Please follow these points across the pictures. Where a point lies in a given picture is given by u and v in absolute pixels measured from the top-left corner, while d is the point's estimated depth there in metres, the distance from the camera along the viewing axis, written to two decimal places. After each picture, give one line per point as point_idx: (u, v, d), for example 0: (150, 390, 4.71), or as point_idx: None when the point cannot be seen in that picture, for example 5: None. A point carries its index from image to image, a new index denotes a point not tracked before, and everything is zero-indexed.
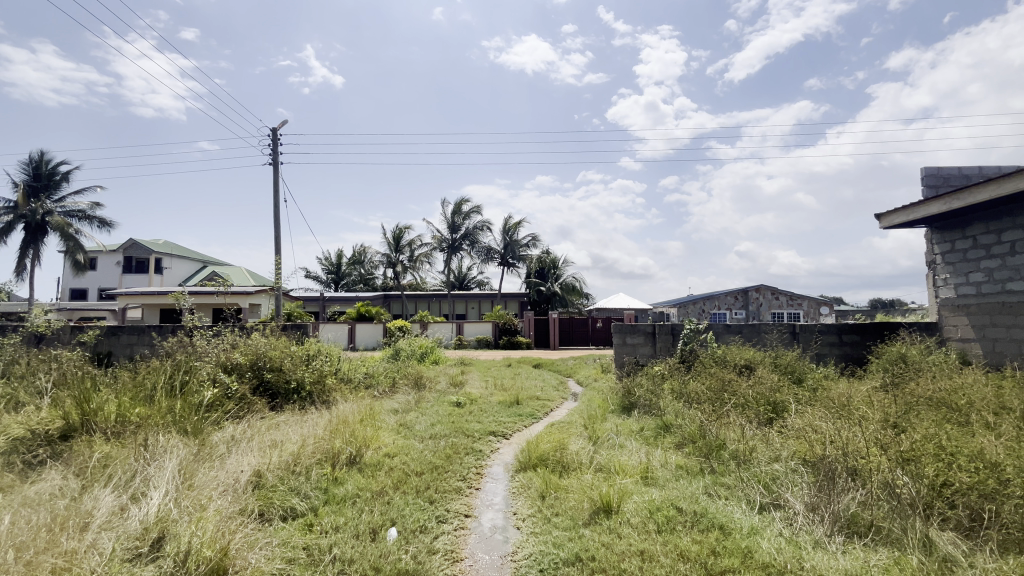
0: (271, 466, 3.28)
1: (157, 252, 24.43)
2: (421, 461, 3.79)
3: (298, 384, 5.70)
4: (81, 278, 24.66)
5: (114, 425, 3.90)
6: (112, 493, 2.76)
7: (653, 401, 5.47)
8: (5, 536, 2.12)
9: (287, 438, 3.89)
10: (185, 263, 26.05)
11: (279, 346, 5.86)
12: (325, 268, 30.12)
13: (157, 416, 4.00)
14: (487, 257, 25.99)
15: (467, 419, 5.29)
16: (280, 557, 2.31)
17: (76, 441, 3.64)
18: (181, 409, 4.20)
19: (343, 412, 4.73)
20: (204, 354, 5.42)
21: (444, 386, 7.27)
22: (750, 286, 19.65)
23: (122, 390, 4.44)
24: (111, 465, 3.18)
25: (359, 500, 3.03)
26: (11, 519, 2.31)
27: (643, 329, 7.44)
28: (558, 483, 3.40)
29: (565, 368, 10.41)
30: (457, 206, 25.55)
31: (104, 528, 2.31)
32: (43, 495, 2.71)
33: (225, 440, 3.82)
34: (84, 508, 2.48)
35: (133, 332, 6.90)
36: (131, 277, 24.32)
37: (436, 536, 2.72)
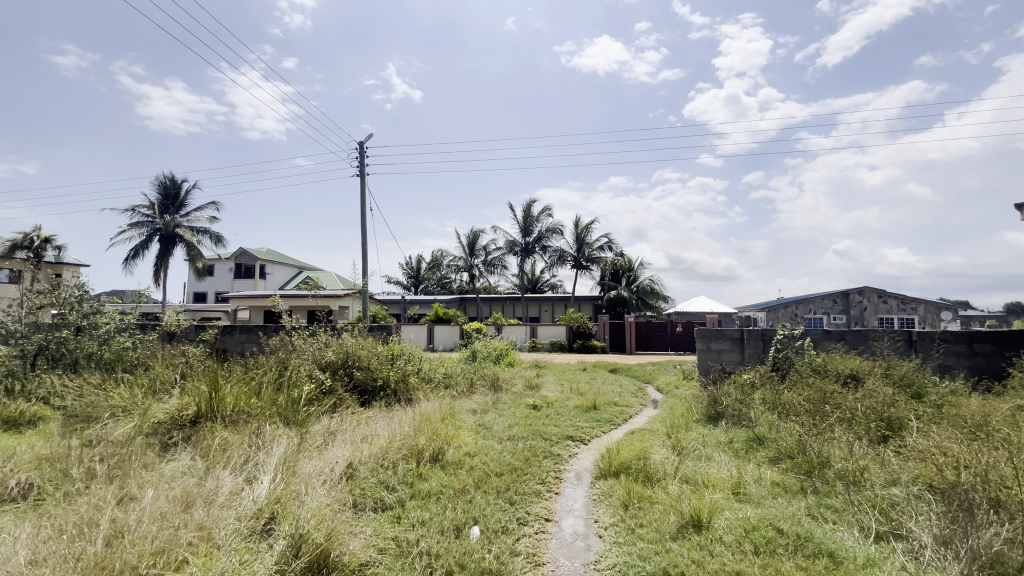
0: (363, 459, 3.49)
1: (262, 259, 27.16)
2: (501, 462, 3.85)
3: (384, 382, 6.02)
4: (200, 284, 27.95)
5: (232, 414, 4.37)
6: (231, 475, 3.08)
7: (743, 411, 5.09)
8: (150, 507, 2.43)
9: (376, 433, 4.11)
10: (285, 270, 28.68)
11: (367, 346, 6.22)
12: (405, 272, 31.69)
13: (267, 410, 4.43)
14: (561, 260, 25.97)
15: (544, 422, 5.26)
16: (373, 546, 2.43)
17: (201, 428, 4.11)
18: (285, 404, 4.61)
19: (426, 410, 4.92)
20: (303, 353, 5.90)
21: (520, 388, 7.32)
22: (852, 287, 17.77)
23: (236, 383, 4.95)
24: (230, 449, 3.56)
25: (443, 496, 3.14)
26: (154, 493, 2.65)
27: (729, 334, 6.99)
28: (642, 492, 3.28)
29: (643, 373, 10.06)
30: (530, 209, 25.71)
31: (226, 505, 2.58)
32: (177, 473, 3.08)
33: (323, 432, 4.13)
34: (210, 487, 2.78)
35: (244, 331, 7.68)
36: (241, 282, 27.24)
37: (518, 538, 2.74)
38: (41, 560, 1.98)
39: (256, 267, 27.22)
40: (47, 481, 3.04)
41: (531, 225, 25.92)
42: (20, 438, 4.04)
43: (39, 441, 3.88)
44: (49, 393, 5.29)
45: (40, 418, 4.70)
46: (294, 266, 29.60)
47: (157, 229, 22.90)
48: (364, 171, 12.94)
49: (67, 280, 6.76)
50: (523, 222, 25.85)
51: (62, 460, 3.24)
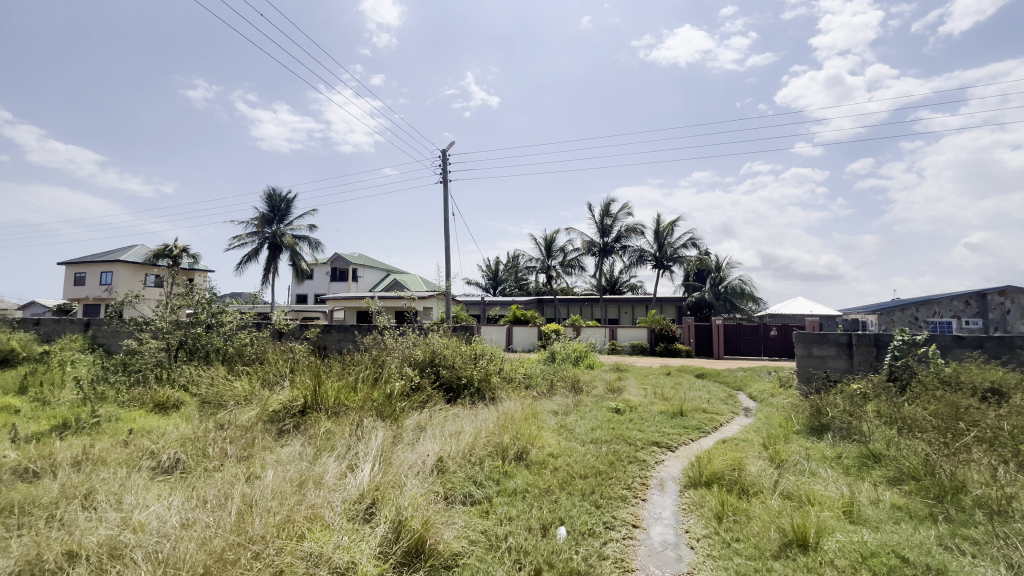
0: (452, 454, 3.65)
1: (354, 263, 29.29)
2: (585, 464, 3.82)
3: (468, 380, 6.24)
4: (302, 286, 30.73)
5: (334, 406, 4.77)
6: (336, 462, 3.36)
7: (853, 424, 4.61)
8: (273, 485, 2.74)
9: (463, 429, 4.27)
10: (374, 273, 30.69)
11: (451, 346, 6.48)
12: (484, 274, 32.51)
13: (365, 404, 4.78)
14: (641, 260, 25.20)
15: (628, 427, 5.14)
16: (465, 537, 2.54)
17: (309, 418, 4.54)
18: (380, 399, 4.94)
19: (509, 409, 5.03)
20: (395, 350, 6.28)
21: (601, 391, 7.21)
22: (990, 287, 15.24)
23: (337, 377, 5.40)
24: (335, 438, 3.89)
25: (529, 494, 3.19)
26: (275, 473, 2.97)
27: (835, 340, 6.35)
28: (738, 505, 3.09)
29: (733, 379, 9.46)
30: (608, 209, 25.22)
31: (334, 488, 2.82)
32: (292, 457, 3.43)
33: (414, 426, 4.37)
34: (319, 471, 3.06)
35: (342, 330, 8.33)
36: (336, 285, 29.57)
37: (605, 542, 2.71)
38: (190, 523, 2.29)
39: (349, 270, 29.41)
40: (189, 457, 3.51)
41: (610, 225, 25.40)
42: (168, 418, 4.72)
43: (183, 423, 4.50)
44: (187, 381, 6.12)
45: (181, 402, 5.45)
46: (382, 269, 31.56)
47: (266, 238, 25.53)
48: (447, 178, 13.48)
49: (199, 284, 7.77)
50: (601, 222, 25.42)
51: (200, 439, 3.73)
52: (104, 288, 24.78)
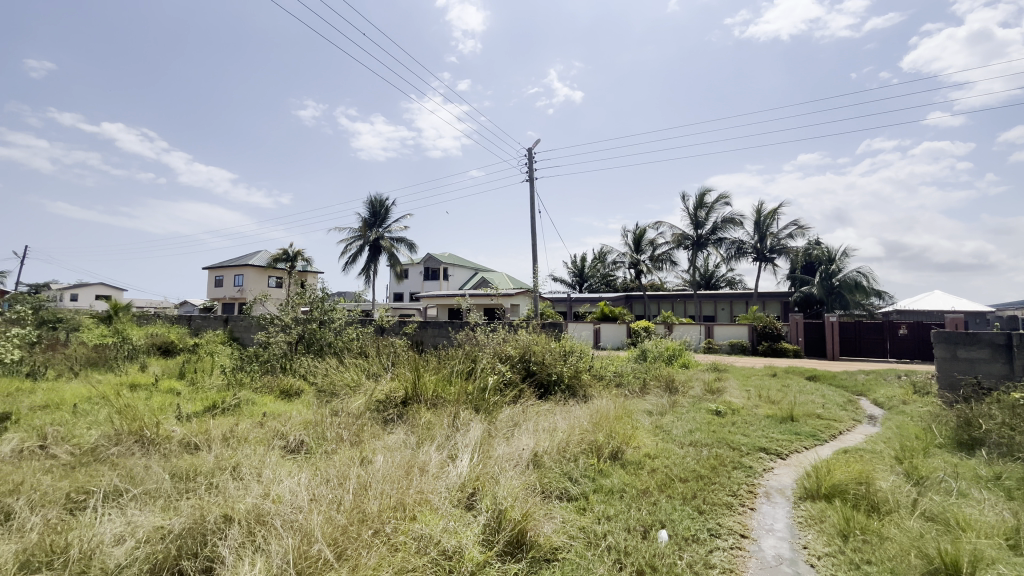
0: (547, 449, 3.68)
1: (445, 263, 30.66)
2: (685, 468, 3.65)
3: (558, 377, 6.25)
4: (399, 285, 32.82)
5: (433, 398, 5.03)
6: (437, 450, 3.54)
7: (1015, 441, 3.90)
8: (385, 469, 2.94)
9: (556, 426, 4.29)
10: (463, 271, 31.88)
11: (542, 342, 6.53)
12: (570, 271, 32.32)
13: (461, 397, 4.99)
14: (739, 252, 23.46)
15: (730, 431, 4.82)
16: (565, 533, 2.55)
17: (411, 408, 4.83)
18: (475, 393, 5.12)
19: (602, 407, 4.95)
20: (487, 346, 6.47)
21: (699, 392, 6.82)
22: None
23: (434, 371, 5.69)
24: (435, 428, 4.11)
25: (626, 494, 3.12)
26: (385, 458, 3.21)
27: (988, 340, 5.42)
28: (866, 524, 2.76)
29: (854, 383, 8.44)
30: (701, 199, 23.80)
31: (436, 475, 2.97)
32: (397, 444, 3.67)
33: (508, 421, 4.47)
34: (423, 459, 3.25)
35: (437, 326, 8.76)
36: (429, 283, 31.16)
37: (711, 550, 2.57)
38: (317, 498, 2.54)
39: (440, 269, 30.83)
40: (311, 439, 3.91)
41: (704, 216, 23.96)
42: (292, 404, 5.30)
43: (304, 409, 5.03)
44: (306, 371, 6.83)
45: (302, 390, 6.09)
46: (470, 268, 32.68)
47: (367, 241, 27.59)
48: (533, 176, 13.59)
49: (314, 284, 8.61)
50: (694, 213, 24.06)
51: (320, 424, 4.14)
52: (237, 289, 28.44)
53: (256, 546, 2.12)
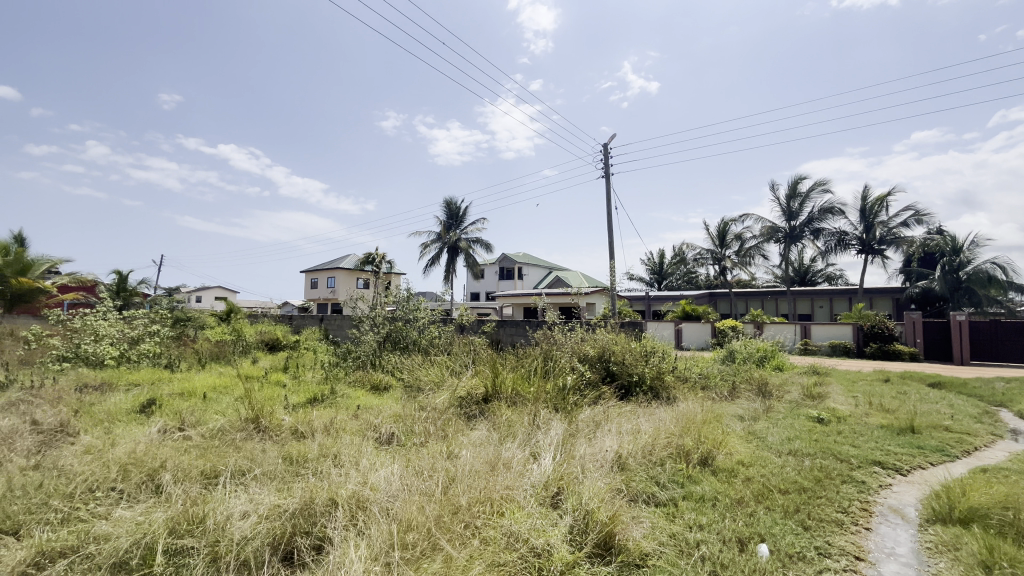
0: (631, 451, 3.58)
1: (520, 262, 31.01)
2: (785, 478, 3.38)
3: (639, 378, 6.06)
4: (475, 285, 33.69)
5: (513, 396, 5.09)
6: (519, 448, 3.58)
7: None
8: (471, 464, 3.02)
9: (640, 428, 4.17)
10: (537, 271, 32.05)
11: (621, 342, 6.37)
12: (648, 268, 31.24)
13: (540, 396, 5.01)
14: (841, 244, 21.29)
15: (836, 441, 4.38)
16: (654, 538, 2.46)
17: (492, 405, 4.92)
18: (554, 392, 5.12)
19: (688, 410, 4.72)
20: (565, 345, 6.44)
21: (797, 397, 6.28)
22: None
23: (514, 369, 5.77)
24: (516, 426, 4.16)
25: (718, 503, 2.94)
26: (470, 453, 3.30)
27: None
28: (1016, 555, 2.38)
29: (991, 392, 7.31)
30: (794, 188, 21.91)
31: (521, 472, 3.00)
32: (480, 440, 3.75)
33: (589, 421, 4.41)
34: (507, 455, 3.29)
35: (514, 325, 8.87)
36: (504, 283, 31.69)
37: (820, 571, 2.34)
38: (410, 488, 2.67)
39: (515, 269, 31.21)
40: (400, 432, 4.12)
41: (798, 206, 22.03)
42: (382, 398, 5.62)
43: (393, 403, 5.32)
44: (393, 367, 7.22)
45: (390, 385, 6.46)
46: (545, 267, 32.75)
47: (446, 243, 28.63)
48: (609, 172, 13.30)
49: (399, 285, 9.09)
50: (786, 204, 22.20)
51: (409, 418, 4.35)
52: (330, 290, 30.84)
53: (358, 529, 2.28)
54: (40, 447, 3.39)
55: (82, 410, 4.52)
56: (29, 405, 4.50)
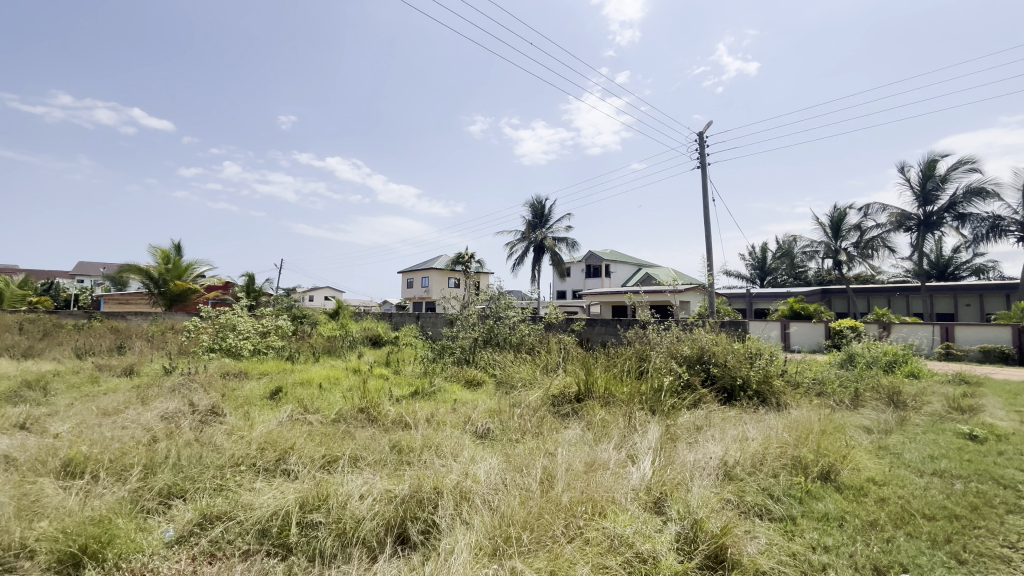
0: (739, 460, 3.33)
1: (607, 260, 30.41)
2: (930, 502, 2.93)
3: (744, 382, 5.62)
4: (562, 283, 33.60)
5: (607, 396, 4.99)
6: (616, 449, 3.49)
7: None
8: (568, 463, 3.00)
9: (747, 435, 3.87)
10: (626, 268, 31.19)
11: (722, 343, 5.98)
12: (749, 263, 28.95)
13: (635, 398, 4.87)
14: (995, 231, 18.04)
15: (997, 463, 3.70)
16: (772, 556, 2.27)
17: (585, 405, 4.87)
18: (650, 394, 4.94)
19: (803, 418, 4.28)
20: (659, 346, 6.18)
21: (940, 409, 5.43)
22: None
23: (606, 368, 5.66)
24: (611, 426, 4.07)
25: (847, 524, 2.63)
26: (567, 452, 3.29)
27: None
28: None
29: None
30: (932, 167, 18.97)
31: (619, 473, 2.93)
32: (576, 439, 3.72)
33: (690, 425, 4.19)
34: (604, 456, 3.24)
35: (604, 324, 8.70)
36: (591, 281, 31.26)
37: None
38: (509, 483, 2.73)
39: (603, 267, 30.63)
40: (496, 427, 4.23)
41: (936, 188, 19.05)
42: (476, 394, 5.81)
43: (487, 398, 5.48)
44: (485, 364, 7.44)
45: (483, 381, 6.66)
46: (634, 264, 31.75)
47: (532, 242, 28.89)
48: (705, 162, 12.51)
49: (489, 284, 9.35)
50: (921, 186, 19.30)
51: (504, 414, 4.45)
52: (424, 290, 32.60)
53: (464, 519, 2.37)
54: (198, 425, 3.97)
55: (226, 394, 5.23)
56: (187, 388, 5.31)
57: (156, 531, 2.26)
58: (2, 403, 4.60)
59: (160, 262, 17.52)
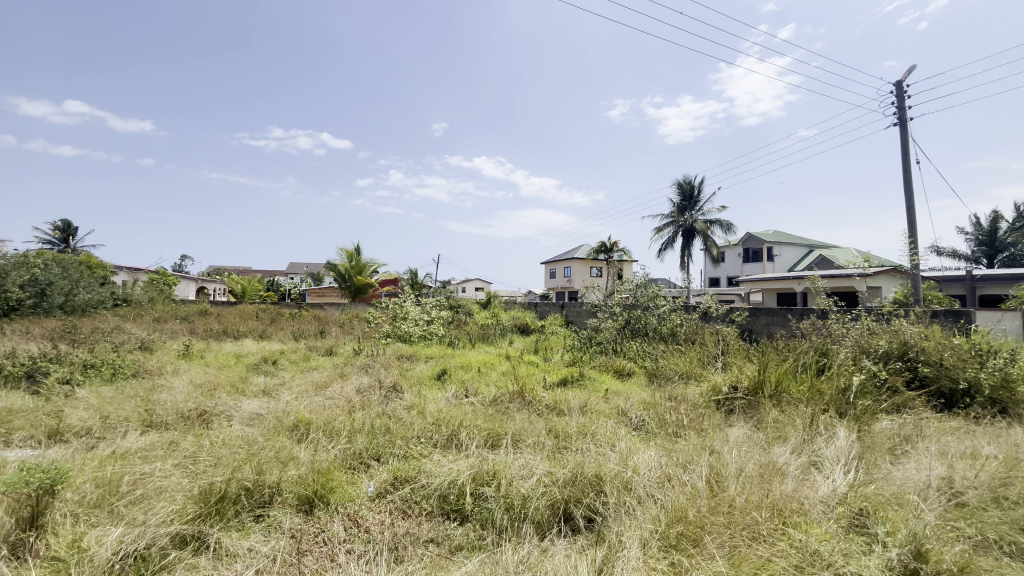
0: (971, 482, 2.68)
1: (770, 241, 27.06)
2: None
3: (971, 385, 4.46)
4: (715, 269, 30.94)
5: (779, 396, 4.46)
6: (796, 454, 3.09)
7: None
8: (740, 464, 2.75)
9: (980, 452, 3.09)
10: (794, 250, 27.36)
11: (936, 337, 4.86)
12: (970, 238, 23.03)
13: (814, 399, 4.26)
14: None
15: None
16: None
17: (752, 403, 4.41)
18: (834, 396, 4.27)
19: None
20: (845, 339, 5.30)
21: None
22: None
23: (776, 363, 5.06)
24: (787, 428, 3.61)
25: None
26: (736, 451, 3.03)
27: None
28: None
29: None
30: None
31: (803, 480, 2.59)
32: (744, 439, 3.40)
33: (892, 433, 3.51)
34: (781, 460, 2.89)
35: (770, 314, 7.76)
36: (750, 266, 28.18)
37: None
38: (674, 479, 2.61)
39: (764, 249, 27.33)
40: (651, 419, 4.08)
41: None
42: (627, 384, 5.69)
43: (639, 390, 5.31)
44: (634, 354, 7.21)
45: (633, 371, 6.48)
46: (804, 245, 27.67)
47: (680, 226, 27.08)
48: (904, 117, 10.24)
49: (636, 273, 9.04)
50: None
51: (659, 407, 4.28)
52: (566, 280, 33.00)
53: (628, 509, 2.34)
54: (383, 399, 4.62)
55: (403, 375, 5.98)
56: (373, 368, 6.21)
57: (363, 485, 2.69)
58: (251, 373, 5.96)
59: (347, 261, 20.75)
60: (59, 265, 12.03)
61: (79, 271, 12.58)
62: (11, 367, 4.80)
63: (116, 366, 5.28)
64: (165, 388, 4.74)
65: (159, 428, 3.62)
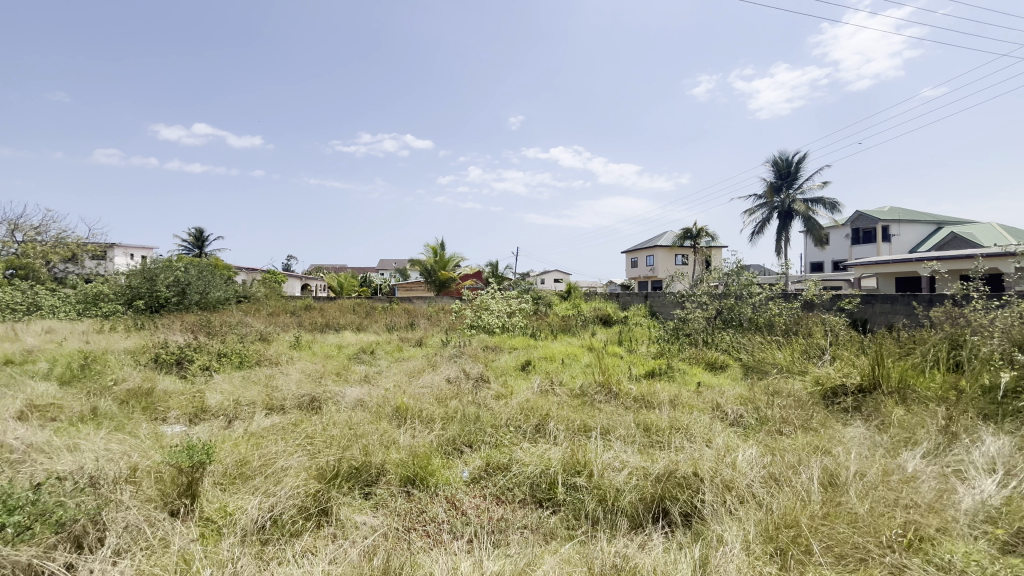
0: None
1: (886, 219, 23.98)
2: None
3: None
4: (819, 253, 28.10)
5: (902, 394, 3.97)
6: (928, 459, 2.72)
7: None
8: (860, 468, 2.48)
9: None
10: (917, 227, 24.01)
11: None
12: None
13: (949, 398, 3.72)
14: None
15: None
16: None
17: (869, 401, 3.97)
18: (976, 395, 3.70)
19: None
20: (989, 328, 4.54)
21: None
22: None
23: (898, 357, 4.49)
24: (914, 430, 3.20)
25: None
26: (853, 453, 2.73)
27: None
28: None
29: None
30: None
31: (940, 490, 2.27)
32: (862, 440, 3.06)
33: None
34: (910, 465, 2.56)
35: (888, 301, 6.90)
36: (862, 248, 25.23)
37: None
38: (781, 481, 2.42)
39: (879, 228, 24.28)
40: (750, 415, 3.82)
41: None
42: (721, 378, 5.38)
43: (734, 383, 5.00)
44: (727, 346, 6.79)
45: (727, 364, 6.11)
46: (929, 222, 24.18)
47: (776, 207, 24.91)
48: None
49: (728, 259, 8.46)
50: None
51: (759, 403, 4.00)
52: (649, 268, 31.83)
53: (729, 509, 2.22)
54: (472, 388, 4.79)
55: (489, 365, 6.15)
56: (460, 358, 6.46)
57: (458, 470, 2.81)
58: (352, 362, 6.48)
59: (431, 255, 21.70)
60: (194, 266, 13.88)
61: (210, 272, 14.39)
62: (164, 355, 5.64)
63: (243, 355, 5.99)
64: (284, 375, 5.31)
65: (280, 411, 4.07)
